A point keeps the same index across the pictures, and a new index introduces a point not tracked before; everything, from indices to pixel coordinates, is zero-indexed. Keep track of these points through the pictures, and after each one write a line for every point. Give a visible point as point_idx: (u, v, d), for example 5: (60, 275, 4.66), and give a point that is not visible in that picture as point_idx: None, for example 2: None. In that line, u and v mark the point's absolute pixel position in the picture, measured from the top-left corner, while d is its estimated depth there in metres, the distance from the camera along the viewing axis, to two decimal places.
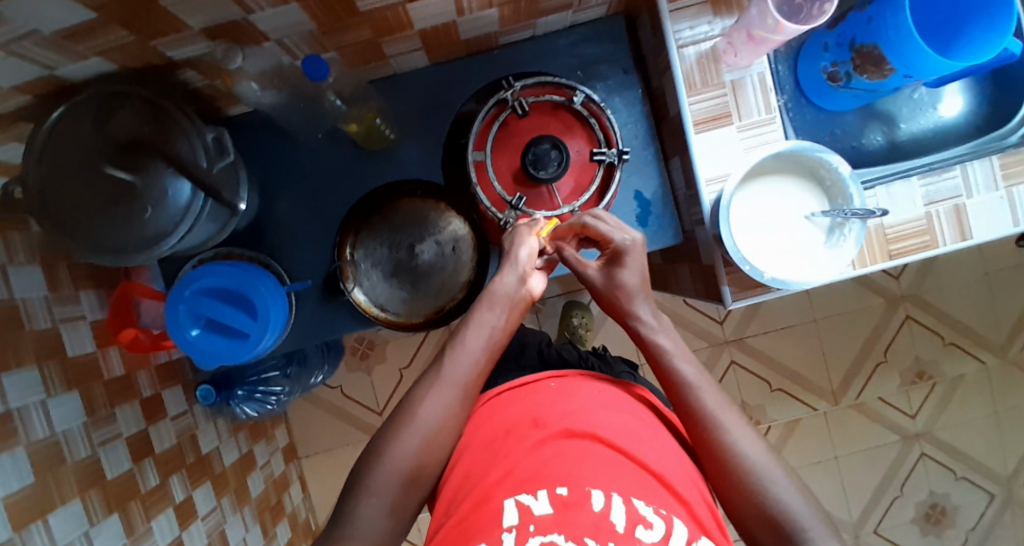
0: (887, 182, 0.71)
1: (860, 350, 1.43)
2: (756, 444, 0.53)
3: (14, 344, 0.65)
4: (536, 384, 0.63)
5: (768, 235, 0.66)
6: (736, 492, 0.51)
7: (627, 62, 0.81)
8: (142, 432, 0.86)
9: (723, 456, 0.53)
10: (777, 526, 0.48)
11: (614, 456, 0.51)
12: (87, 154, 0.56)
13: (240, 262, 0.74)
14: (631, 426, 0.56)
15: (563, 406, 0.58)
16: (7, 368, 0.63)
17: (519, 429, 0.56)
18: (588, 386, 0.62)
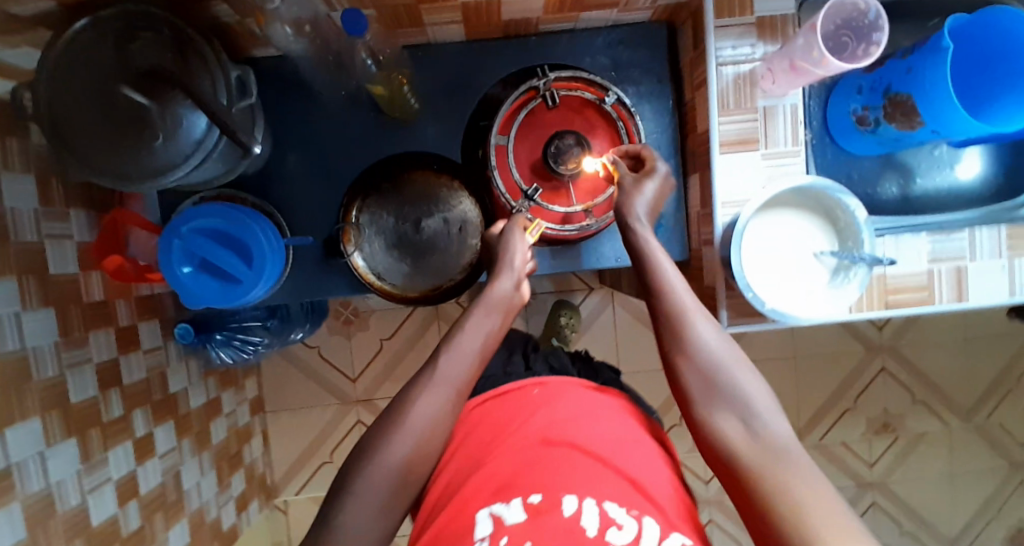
0: (897, 232, 0.71)
1: (832, 393, 1.45)
2: (712, 323, 0.54)
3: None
4: (518, 390, 0.61)
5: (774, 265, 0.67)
6: (689, 359, 0.51)
7: (662, 71, 0.81)
8: (113, 361, 0.85)
9: (683, 325, 0.53)
10: (716, 388, 0.49)
11: (591, 464, 0.49)
12: (104, 73, 0.55)
13: (242, 207, 0.72)
14: (616, 435, 0.54)
15: (545, 414, 0.56)
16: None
17: (499, 435, 0.55)
18: (573, 393, 0.60)
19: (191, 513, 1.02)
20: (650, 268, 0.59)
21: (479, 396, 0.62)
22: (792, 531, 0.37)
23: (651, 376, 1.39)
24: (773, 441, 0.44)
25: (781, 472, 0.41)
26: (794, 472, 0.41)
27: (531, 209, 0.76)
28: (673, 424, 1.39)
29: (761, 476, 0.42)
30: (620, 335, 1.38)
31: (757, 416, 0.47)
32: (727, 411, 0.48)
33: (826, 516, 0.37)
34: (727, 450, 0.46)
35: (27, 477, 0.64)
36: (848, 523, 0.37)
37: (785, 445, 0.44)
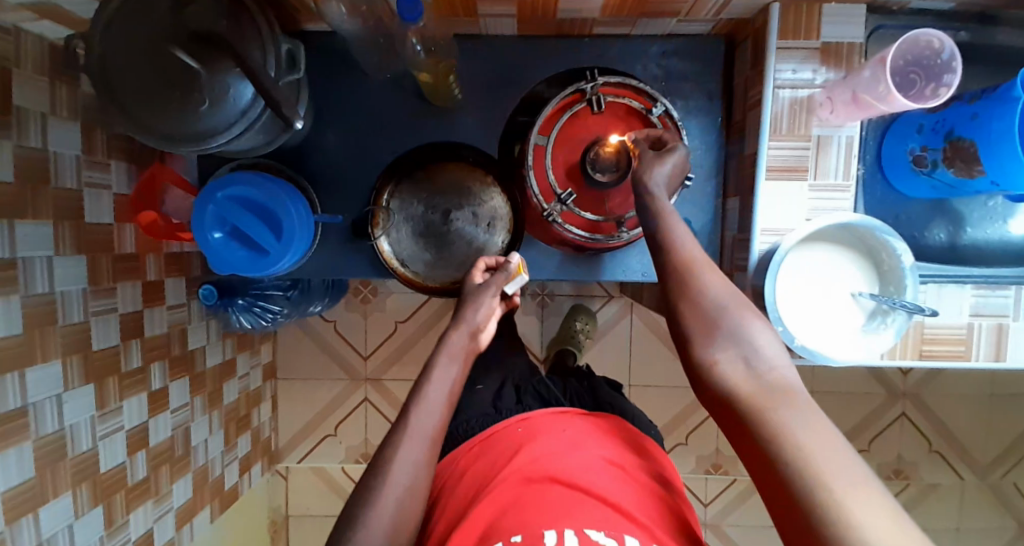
0: (940, 281, 0.68)
1: (847, 432, 1.41)
2: (715, 270, 0.50)
3: (31, 197, 0.64)
4: (503, 430, 0.60)
5: (808, 300, 0.64)
6: (691, 302, 0.47)
7: (715, 87, 0.78)
8: (137, 313, 0.86)
9: (688, 273, 0.49)
10: (715, 326, 0.45)
11: (572, 495, 0.47)
12: (158, 34, 0.55)
13: (276, 179, 0.73)
14: (598, 461, 0.52)
15: (523, 449, 0.54)
16: (22, 217, 0.63)
17: (483, 479, 0.53)
18: (555, 425, 0.58)
19: (196, 469, 1.04)
20: (659, 219, 0.55)
21: (464, 442, 0.61)
22: (795, 468, 0.34)
23: (662, 392, 1.37)
24: (775, 379, 0.41)
25: (783, 407, 0.38)
26: (796, 406, 0.38)
27: (562, 214, 0.75)
28: (679, 443, 1.37)
29: (761, 410, 0.38)
30: (636, 347, 1.36)
31: (759, 356, 0.43)
32: (728, 352, 0.44)
33: (830, 453, 0.34)
34: (722, 388, 0.42)
35: (42, 418, 0.66)
36: (851, 460, 0.34)
37: (785, 382, 0.41)
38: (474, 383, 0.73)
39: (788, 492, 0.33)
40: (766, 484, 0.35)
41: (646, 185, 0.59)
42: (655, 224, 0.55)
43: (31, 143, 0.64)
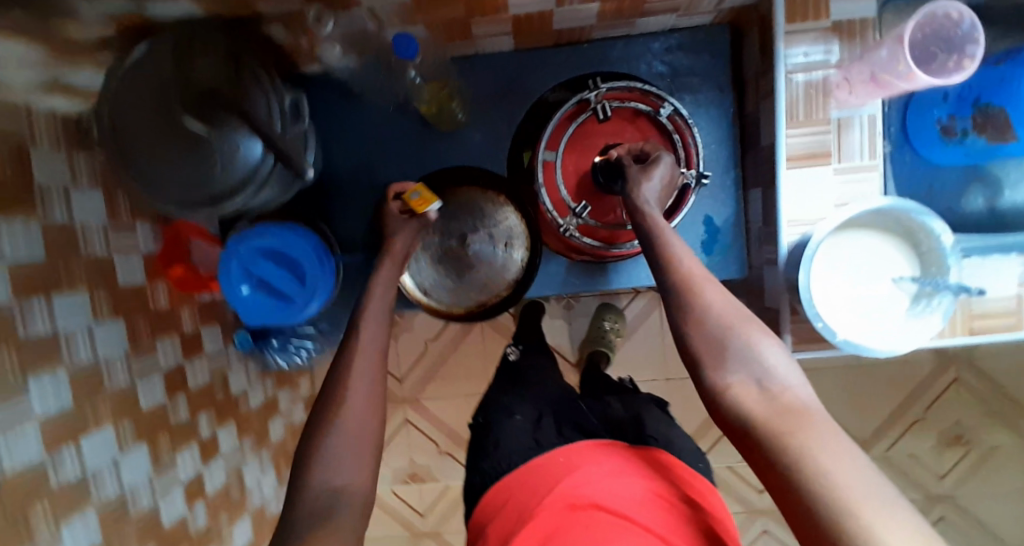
0: (984, 253, 0.65)
1: (898, 403, 1.37)
2: (717, 286, 0.47)
3: (65, 268, 0.66)
4: (543, 462, 0.59)
5: (843, 293, 0.62)
6: (697, 322, 0.45)
7: (724, 77, 0.76)
8: (178, 366, 0.88)
9: (690, 290, 0.47)
10: (723, 346, 0.43)
11: (618, 526, 0.46)
12: (164, 100, 0.55)
13: (294, 225, 0.73)
14: (642, 491, 0.51)
15: (564, 478, 0.54)
16: (58, 289, 0.64)
17: (523, 512, 0.53)
18: (595, 454, 0.57)
19: (252, 508, 1.06)
20: (657, 234, 0.53)
21: (505, 477, 0.61)
22: (817, 495, 0.32)
23: None
24: (790, 400, 0.39)
25: (805, 432, 0.36)
26: (817, 430, 0.36)
27: (578, 227, 0.74)
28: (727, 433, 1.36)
29: (780, 435, 0.37)
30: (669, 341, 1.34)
31: (772, 377, 0.41)
32: (739, 374, 0.42)
33: (859, 480, 0.32)
34: (738, 415, 0.40)
35: (102, 482, 0.68)
36: (877, 484, 0.33)
37: (801, 403, 0.39)
38: (512, 413, 0.71)
39: (820, 529, 0.32)
40: (793, 520, 0.34)
41: (638, 204, 0.58)
42: (653, 240, 0.53)
43: (58, 219, 0.65)
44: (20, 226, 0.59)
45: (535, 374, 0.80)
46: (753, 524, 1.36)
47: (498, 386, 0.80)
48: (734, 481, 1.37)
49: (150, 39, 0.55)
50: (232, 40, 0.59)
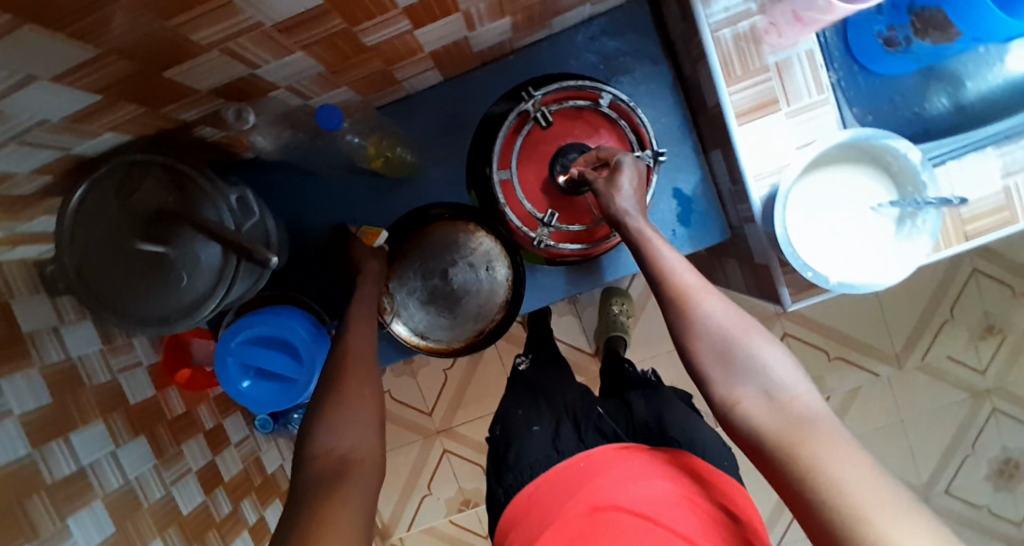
0: (959, 155, 0.64)
1: (923, 310, 1.35)
2: (716, 296, 0.49)
3: (75, 405, 0.67)
4: (562, 471, 0.58)
5: (826, 237, 0.61)
6: (699, 334, 0.47)
7: (656, 50, 0.75)
8: (209, 462, 0.89)
9: (685, 302, 0.48)
10: (729, 357, 0.45)
11: (643, 530, 0.47)
12: (117, 232, 0.56)
13: (276, 308, 0.73)
14: (667, 491, 0.51)
15: (589, 483, 0.54)
16: (74, 427, 0.66)
17: (548, 521, 0.53)
18: (619, 455, 0.57)
19: None
20: (641, 242, 0.54)
21: (527, 486, 0.60)
22: (834, 506, 0.34)
23: None
24: (798, 408, 0.41)
25: (815, 438, 0.39)
26: (826, 436, 0.39)
27: (552, 235, 0.74)
28: None
29: (790, 445, 0.39)
30: None
31: (777, 384, 0.43)
32: (747, 386, 0.44)
33: (868, 482, 0.35)
34: (749, 427, 0.42)
35: None
36: (892, 488, 0.35)
37: (807, 408, 0.41)
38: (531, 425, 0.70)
39: (836, 537, 0.34)
40: (809, 527, 0.36)
41: (616, 212, 0.57)
42: (640, 251, 0.54)
43: (56, 360, 0.67)
44: (22, 379, 0.61)
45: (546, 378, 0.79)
46: None
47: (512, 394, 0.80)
48: None
49: (90, 177, 0.56)
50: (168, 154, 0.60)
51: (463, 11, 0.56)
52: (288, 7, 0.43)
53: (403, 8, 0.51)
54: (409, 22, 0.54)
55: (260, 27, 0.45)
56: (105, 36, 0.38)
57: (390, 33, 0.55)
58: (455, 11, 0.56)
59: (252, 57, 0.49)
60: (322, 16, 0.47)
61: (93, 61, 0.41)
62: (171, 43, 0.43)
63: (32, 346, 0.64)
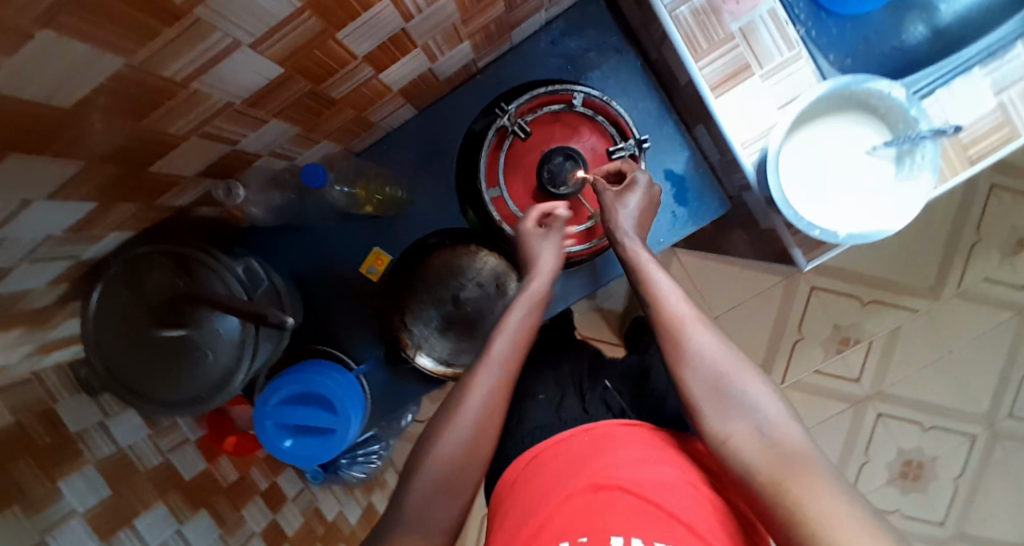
0: (946, 82, 0.62)
1: (949, 236, 1.31)
2: (707, 329, 0.52)
3: (132, 492, 0.70)
4: (564, 440, 0.51)
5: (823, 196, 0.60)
6: (694, 367, 0.49)
7: (617, 40, 0.76)
8: (271, 521, 0.94)
9: (679, 333, 0.51)
10: (722, 388, 0.47)
11: (649, 513, 0.40)
12: (136, 324, 0.58)
13: (304, 364, 0.74)
14: (676, 479, 0.45)
15: (592, 459, 0.47)
16: (136, 514, 0.69)
17: (539, 498, 0.45)
18: (627, 434, 0.51)
19: None
20: (639, 271, 0.58)
21: (526, 452, 0.54)
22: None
23: (748, 306, 1.33)
24: (789, 446, 0.42)
25: (807, 480, 0.39)
26: (818, 479, 0.39)
27: None
28: (796, 340, 1.34)
29: (782, 488, 0.39)
30: (700, 284, 1.32)
31: (770, 422, 0.44)
32: (741, 423, 0.45)
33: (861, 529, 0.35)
34: (742, 461, 0.43)
35: None
36: (875, 531, 0.35)
37: (799, 449, 0.42)
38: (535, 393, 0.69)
39: None
40: None
41: (616, 235, 0.61)
42: (637, 280, 0.57)
43: (107, 453, 0.70)
44: (79, 478, 0.64)
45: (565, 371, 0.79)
46: (866, 412, 1.35)
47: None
48: (826, 381, 1.34)
49: (102, 279, 0.57)
50: (167, 239, 0.61)
51: (421, 46, 0.57)
52: (253, 81, 0.45)
53: (362, 57, 0.52)
54: (372, 68, 0.56)
55: (231, 106, 0.46)
56: (89, 147, 0.40)
57: (355, 83, 0.56)
58: (414, 48, 0.57)
59: (230, 135, 0.51)
60: (287, 82, 0.48)
61: (83, 173, 0.43)
62: (151, 139, 0.45)
63: (82, 444, 0.67)
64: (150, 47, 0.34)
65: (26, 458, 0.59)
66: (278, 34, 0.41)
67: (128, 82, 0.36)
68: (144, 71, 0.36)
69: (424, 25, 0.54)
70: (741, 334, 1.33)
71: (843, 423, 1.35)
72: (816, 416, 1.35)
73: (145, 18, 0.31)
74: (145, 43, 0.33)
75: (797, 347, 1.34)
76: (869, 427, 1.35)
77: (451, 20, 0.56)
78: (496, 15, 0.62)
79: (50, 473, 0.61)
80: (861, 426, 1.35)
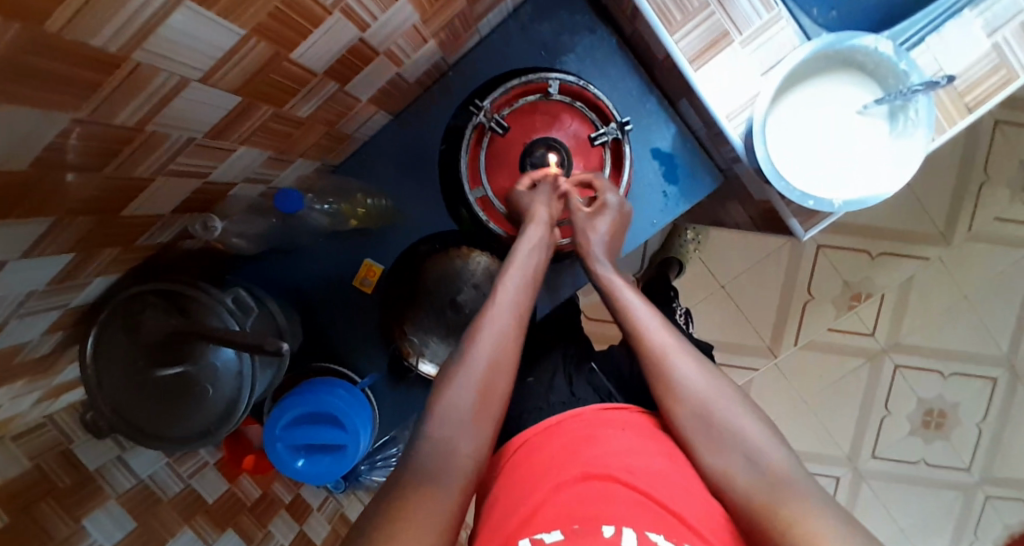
0: (937, 28, 0.59)
1: (956, 179, 1.28)
2: (689, 356, 0.52)
3: (158, 521, 0.73)
4: (557, 426, 0.51)
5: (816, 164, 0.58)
6: (679, 397, 0.49)
7: (589, 19, 0.74)
8: (300, 532, 0.95)
9: (663, 363, 0.51)
10: (707, 417, 0.47)
11: (642, 501, 0.40)
12: (135, 367, 0.57)
13: (308, 383, 0.74)
14: (665, 466, 0.44)
15: (580, 448, 0.46)
16: (164, 540, 0.72)
17: (528, 486, 0.43)
18: (613, 422, 0.50)
19: None
20: (613, 296, 0.58)
21: (516, 436, 0.52)
22: None
23: (754, 271, 1.30)
24: (775, 473, 0.43)
25: (795, 510, 0.39)
26: (805, 506, 0.40)
27: None
28: (806, 302, 1.32)
29: (772, 520, 0.40)
30: (704, 254, 1.30)
31: (756, 449, 0.45)
32: (728, 452, 0.45)
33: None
34: (733, 492, 0.43)
35: None
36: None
37: (787, 477, 0.42)
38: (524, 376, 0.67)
39: None
40: None
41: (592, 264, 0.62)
42: (617, 309, 0.58)
43: (128, 485, 0.73)
44: (103, 514, 0.67)
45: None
46: (884, 366, 1.33)
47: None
48: (840, 339, 1.32)
49: (94, 324, 0.56)
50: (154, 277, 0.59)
51: (384, 53, 0.56)
52: (212, 114, 0.43)
53: (323, 72, 0.50)
54: (337, 82, 0.54)
55: (194, 141, 0.45)
56: (55, 204, 0.39)
57: (320, 99, 0.55)
58: (376, 55, 0.55)
59: (199, 168, 0.50)
60: (248, 110, 0.47)
61: (55, 228, 0.42)
62: (119, 185, 0.44)
63: (101, 478, 0.70)
64: (96, 98, 0.33)
65: (49, 500, 0.63)
66: (228, 64, 0.39)
67: (80, 135, 0.35)
68: (95, 122, 0.35)
69: (383, 32, 0.52)
70: (750, 300, 1.31)
71: (861, 379, 1.34)
72: (833, 374, 1.34)
73: (83, 71, 0.30)
74: (89, 95, 0.32)
75: (809, 308, 1.32)
76: (888, 381, 1.34)
77: (412, 21, 0.54)
78: (458, 10, 0.60)
79: (75, 513, 0.64)
80: (880, 381, 1.34)
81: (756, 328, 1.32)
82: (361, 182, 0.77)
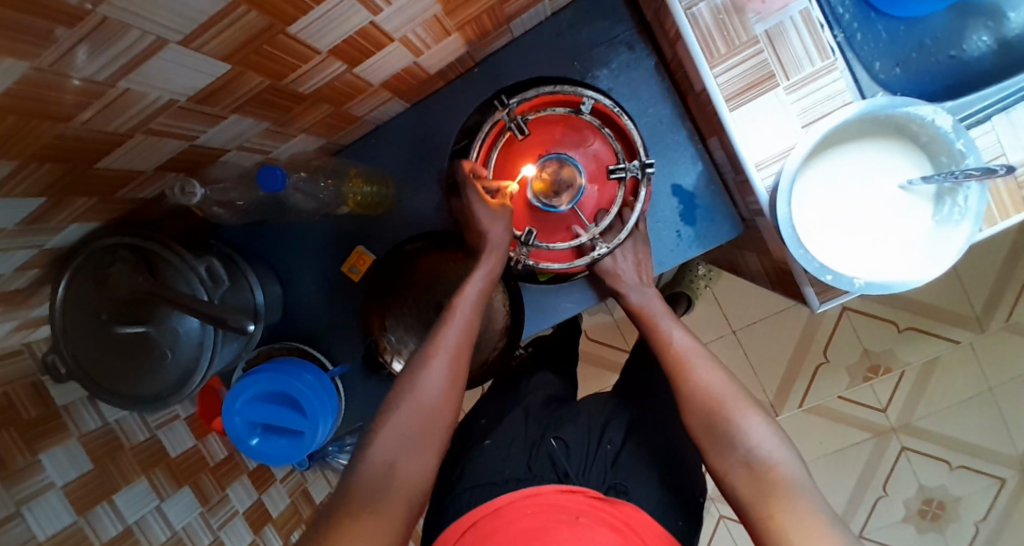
0: (1006, 108, 0.54)
1: (1004, 265, 1.19)
2: (709, 360, 0.60)
3: (116, 468, 0.71)
4: (506, 506, 0.53)
5: (838, 237, 0.54)
6: (701, 386, 0.57)
7: (631, 35, 0.69)
8: (257, 502, 0.94)
9: (685, 376, 0.59)
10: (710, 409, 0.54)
11: None
12: (97, 319, 0.55)
13: (284, 360, 0.71)
14: None
15: (534, 527, 0.49)
16: (116, 489, 0.71)
17: None
18: (567, 507, 0.52)
19: None
20: (652, 322, 0.66)
21: (464, 516, 0.55)
22: None
23: (769, 321, 1.24)
24: (777, 476, 0.48)
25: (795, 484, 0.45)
26: None
27: (532, 252, 0.70)
28: (819, 364, 1.25)
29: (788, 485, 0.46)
30: (719, 296, 1.24)
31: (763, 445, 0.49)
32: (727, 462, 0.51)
33: None
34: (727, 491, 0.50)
35: None
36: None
37: None
38: (485, 439, 0.67)
39: None
40: None
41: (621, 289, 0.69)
42: (655, 326, 0.66)
43: (92, 425, 0.70)
44: (60, 451, 0.65)
45: (549, 392, 0.75)
46: (889, 444, 1.25)
47: (493, 395, 0.77)
48: (848, 407, 1.24)
49: (68, 269, 0.55)
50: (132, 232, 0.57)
51: (399, 39, 0.52)
52: (196, 77, 0.41)
53: (327, 51, 0.48)
54: (344, 62, 0.51)
55: (175, 103, 0.43)
56: (21, 143, 0.37)
57: (326, 77, 0.52)
58: (390, 41, 0.52)
59: (185, 130, 0.48)
60: (240, 77, 0.44)
61: (18, 172, 0.40)
62: (94, 132, 0.41)
63: (67, 416, 0.67)
64: (55, 50, 0.30)
65: (9, 429, 0.61)
66: (216, 27, 0.36)
67: (44, 80, 0.32)
68: (55, 73, 0.32)
69: (398, 18, 0.48)
70: (759, 351, 1.25)
71: (864, 452, 1.25)
72: (834, 442, 1.26)
73: (37, 23, 0.27)
74: (49, 43, 0.29)
75: (821, 371, 1.25)
76: (891, 459, 1.25)
77: (433, 11, 0.51)
78: (488, 6, 0.56)
79: (31, 444, 0.62)
80: (883, 458, 1.25)
81: (761, 381, 1.25)
82: (365, 166, 0.75)
